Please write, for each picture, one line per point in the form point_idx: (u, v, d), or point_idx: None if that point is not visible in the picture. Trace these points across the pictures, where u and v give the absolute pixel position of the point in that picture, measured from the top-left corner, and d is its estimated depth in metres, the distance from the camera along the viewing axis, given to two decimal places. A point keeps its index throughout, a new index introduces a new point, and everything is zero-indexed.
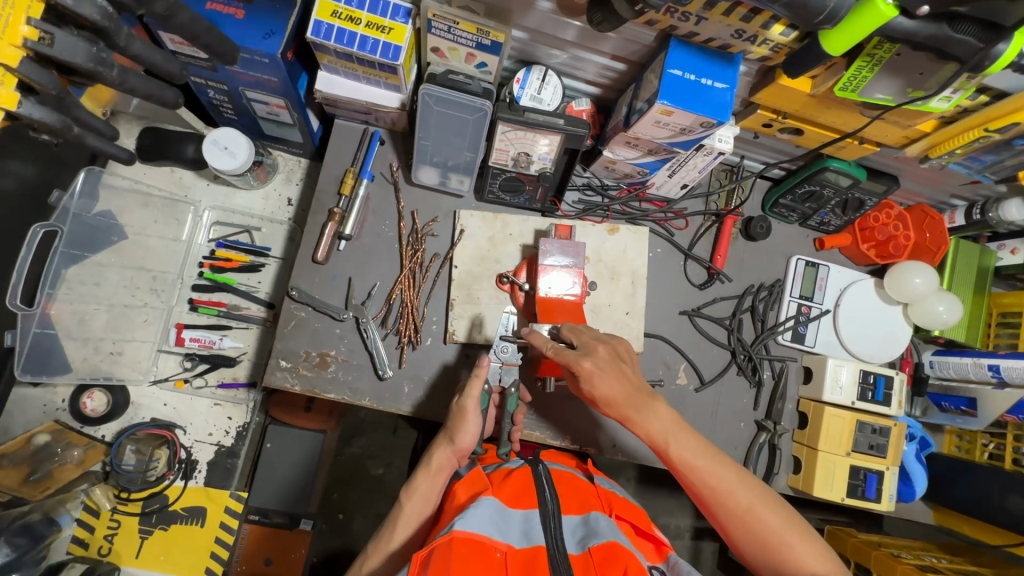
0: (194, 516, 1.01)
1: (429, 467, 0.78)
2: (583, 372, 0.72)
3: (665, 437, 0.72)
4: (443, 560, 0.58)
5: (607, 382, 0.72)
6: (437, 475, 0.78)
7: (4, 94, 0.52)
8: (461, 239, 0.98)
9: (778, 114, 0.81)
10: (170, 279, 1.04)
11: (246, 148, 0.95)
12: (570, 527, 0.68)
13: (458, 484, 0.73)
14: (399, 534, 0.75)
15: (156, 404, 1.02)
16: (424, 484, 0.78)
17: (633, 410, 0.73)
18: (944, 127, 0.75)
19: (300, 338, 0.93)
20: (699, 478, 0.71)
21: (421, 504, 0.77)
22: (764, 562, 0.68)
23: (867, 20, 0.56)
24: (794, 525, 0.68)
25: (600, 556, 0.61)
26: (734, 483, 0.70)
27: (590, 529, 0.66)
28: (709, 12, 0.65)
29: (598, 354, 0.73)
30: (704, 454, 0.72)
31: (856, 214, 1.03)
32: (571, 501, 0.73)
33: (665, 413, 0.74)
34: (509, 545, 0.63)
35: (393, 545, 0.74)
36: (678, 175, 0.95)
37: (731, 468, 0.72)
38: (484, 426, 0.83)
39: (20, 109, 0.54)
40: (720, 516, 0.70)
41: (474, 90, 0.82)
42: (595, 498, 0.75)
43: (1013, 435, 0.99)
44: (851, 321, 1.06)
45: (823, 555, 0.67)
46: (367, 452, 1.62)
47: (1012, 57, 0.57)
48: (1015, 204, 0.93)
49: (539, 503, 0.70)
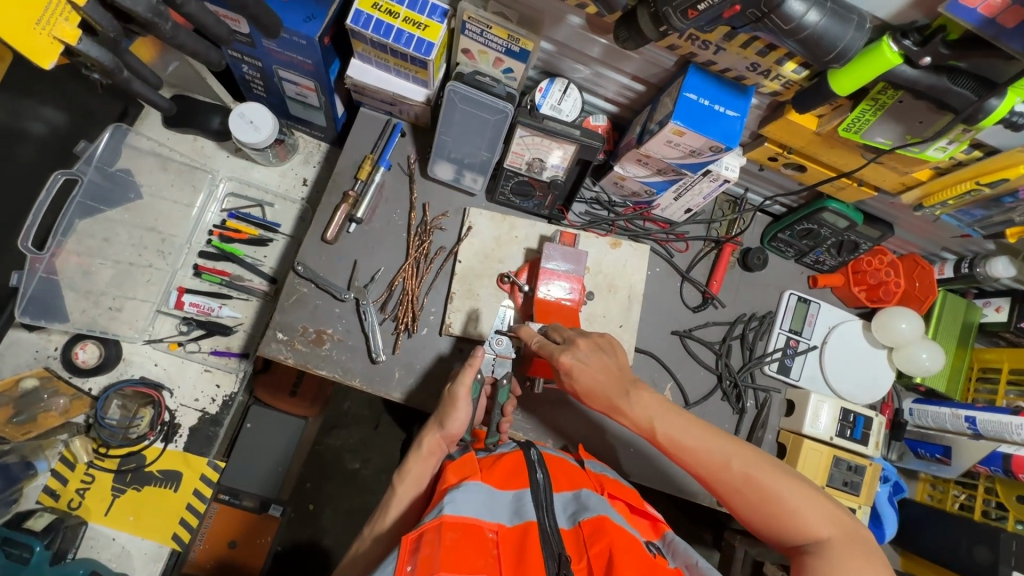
0: (168, 480, 1.00)
1: (420, 451, 0.80)
2: (563, 365, 0.77)
3: (650, 421, 0.74)
4: (432, 543, 0.60)
5: (591, 373, 0.76)
6: (427, 459, 0.80)
7: (68, 30, 0.58)
8: (468, 236, 1.00)
9: (784, 149, 0.85)
10: (178, 243, 1.06)
11: (270, 124, 0.98)
12: (561, 503, 0.71)
13: (448, 467, 0.74)
14: (393, 514, 0.77)
15: (147, 363, 1.02)
16: (415, 467, 0.79)
17: (619, 398, 0.75)
18: (938, 176, 0.79)
19: (300, 313, 0.94)
20: (692, 456, 0.73)
21: (412, 485, 0.79)
22: (769, 528, 0.69)
23: (874, 64, 0.60)
24: (793, 485, 0.69)
25: (589, 530, 0.64)
26: (728, 454, 0.71)
27: (581, 504, 0.68)
28: (727, 43, 0.69)
29: (579, 347, 0.77)
30: (694, 431, 0.73)
31: (851, 255, 1.07)
32: (562, 480, 0.75)
33: (650, 398, 0.75)
34: (499, 525, 0.66)
35: (387, 529, 0.76)
36: (683, 199, 0.99)
37: (722, 439, 0.73)
38: (474, 412, 0.84)
39: (79, 46, 0.60)
40: (719, 490, 0.72)
41: (498, 92, 0.85)
42: (586, 479, 0.77)
43: (984, 487, 1.01)
44: (837, 359, 1.08)
45: (827, 514, 0.67)
46: (347, 444, 1.62)
47: (1004, 113, 0.60)
48: (1001, 261, 0.97)
49: (531, 483, 0.71)
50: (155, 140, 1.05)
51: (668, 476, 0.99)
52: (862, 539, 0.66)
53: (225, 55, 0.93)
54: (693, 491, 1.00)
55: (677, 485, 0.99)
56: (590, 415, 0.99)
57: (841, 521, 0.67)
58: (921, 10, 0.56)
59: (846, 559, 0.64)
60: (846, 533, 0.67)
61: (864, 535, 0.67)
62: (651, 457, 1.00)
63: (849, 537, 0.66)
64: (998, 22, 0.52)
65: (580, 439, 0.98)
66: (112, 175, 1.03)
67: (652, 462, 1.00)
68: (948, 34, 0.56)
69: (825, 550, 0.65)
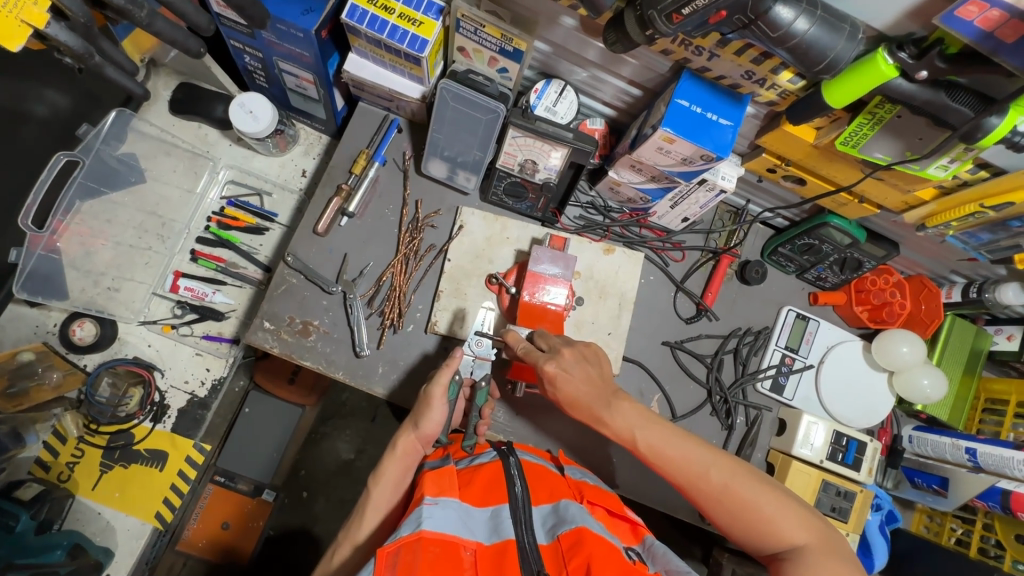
0: (155, 459, 1.03)
1: (395, 451, 0.79)
2: (546, 373, 0.74)
3: (631, 431, 0.72)
4: (409, 562, 0.59)
5: (575, 384, 0.74)
6: (403, 459, 0.79)
7: (36, 13, 0.63)
8: (459, 234, 0.99)
9: (783, 160, 0.82)
10: (177, 228, 1.08)
11: (269, 114, 0.99)
12: (540, 515, 0.69)
13: (426, 477, 0.70)
14: (370, 519, 0.76)
15: (141, 344, 1.04)
16: (391, 468, 0.78)
17: (601, 408, 0.73)
18: (943, 196, 0.75)
19: (288, 303, 0.95)
20: (672, 465, 0.71)
21: (389, 488, 0.77)
22: (748, 537, 0.68)
23: (868, 77, 0.57)
24: (772, 492, 0.68)
25: (568, 543, 0.63)
26: (708, 463, 0.70)
27: (560, 516, 0.67)
28: (721, 49, 0.67)
29: (563, 356, 0.75)
30: (674, 440, 0.71)
31: (854, 274, 1.03)
32: (541, 491, 0.73)
33: (631, 408, 0.73)
34: (478, 544, 0.64)
35: (363, 532, 0.75)
36: (680, 207, 0.96)
37: (700, 447, 0.71)
38: (450, 414, 0.82)
39: (47, 29, 0.65)
40: (699, 500, 0.70)
41: (491, 92, 0.85)
42: (566, 488, 0.76)
43: (982, 524, 0.96)
44: (833, 381, 1.04)
45: (804, 521, 0.67)
46: (342, 435, 1.63)
47: (1005, 133, 0.56)
48: (1012, 288, 0.92)
49: (509, 497, 0.70)
50: (160, 127, 1.08)
51: (649, 490, 0.99)
52: (839, 547, 0.65)
53: (227, 45, 0.95)
54: (675, 506, 0.99)
55: (657, 498, 0.99)
56: (572, 422, 0.99)
57: (818, 528, 0.67)
58: (918, 21, 0.53)
59: (824, 565, 0.63)
60: (823, 540, 0.66)
61: (841, 542, 0.66)
62: (632, 470, 1.00)
63: (827, 545, 0.65)
64: (997, 36, 0.49)
65: (562, 447, 0.98)
66: (117, 159, 1.06)
67: (634, 475, 0.99)
68: (946, 47, 0.53)
69: (802, 557, 0.64)
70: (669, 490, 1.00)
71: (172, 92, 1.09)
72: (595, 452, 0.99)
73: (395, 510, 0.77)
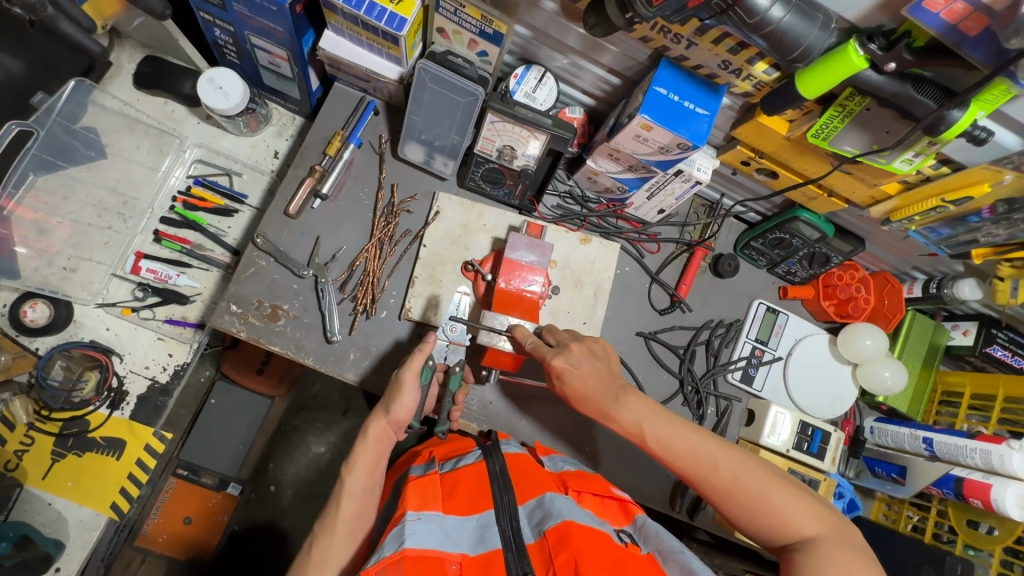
0: (111, 448, 0.99)
1: (367, 438, 0.77)
2: (555, 369, 0.75)
3: (639, 425, 0.73)
4: None
5: (583, 378, 0.74)
6: (374, 445, 0.77)
7: None
8: (435, 220, 0.98)
9: (756, 153, 0.84)
10: (140, 207, 1.04)
11: (241, 91, 0.96)
12: (526, 513, 0.68)
13: (409, 488, 0.69)
14: (344, 509, 0.73)
15: (99, 327, 1.00)
16: (363, 456, 0.76)
17: (609, 403, 0.74)
18: (906, 191, 0.78)
19: (256, 286, 0.92)
20: (680, 459, 0.71)
21: (362, 478, 0.75)
22: (758, 528, 0.69)
23: (839, 68, 0.59)
24: (780, 485, 0.69)
25: (554, 540, 0.62)
26: (716, 456, 0.71)
27: (546, 511, 0.66)
28: (699, 38, 0.68)
29: (572, 351, 0.75)
30: (682, 433, 0.72)
31: (823, 269, 1.05)
32: (525, 487, 0.72)
33: (638, 402, 0.74)
34: (463, 554, 0.64)
35: (339, 525, 0.73)
36: (656, 199, 0.97)
37: (709, 440, 0.72)
38: (421, 401, 0.81)
39: None
40: (708, 492, 0.71)
41: (470, 75, 0.83)
42: (550, 480, 0.75)
43: (936, 510, 1.01)
44: (801, 372, 1.07)
45: (813, 511, 0.67)
46: (312, 428, 1.59)
47: (965, 127, 0.59)
48: (969, 284, 0.95)
49: (494, 502, 0.69)
50: (123, 100, 1.03)
51: (621, 479, 1.00)
52: (850, 538, 0.66)
53: (197, 16, 0.92)
54: (646, 494, 1.01)
55: (630, 486, 1.01)
56: (545, 412, 0.99)
57: (827, 518, 0.67)
58: (888, 13, 0.55)
59: (835, 555, 0.63)
60: (834, 531, 0.66)
61: (851, 533, 0.67)
62: (605, 459, 1.00)
63: (838, 535, 0.66)
64: (961, 29, 0.50)
65: (536, 435, 0.98)
66: (75, 132, 0.99)
67: (607, 466, 1.00)
68: (913, 40, 0.55)
69: (812, 548, 0.65)
70: (640, 478, 1.01)
71: (137, 66, 1.05)
72: (568, 441, 0.99)
73: (366, 498, 0.75)
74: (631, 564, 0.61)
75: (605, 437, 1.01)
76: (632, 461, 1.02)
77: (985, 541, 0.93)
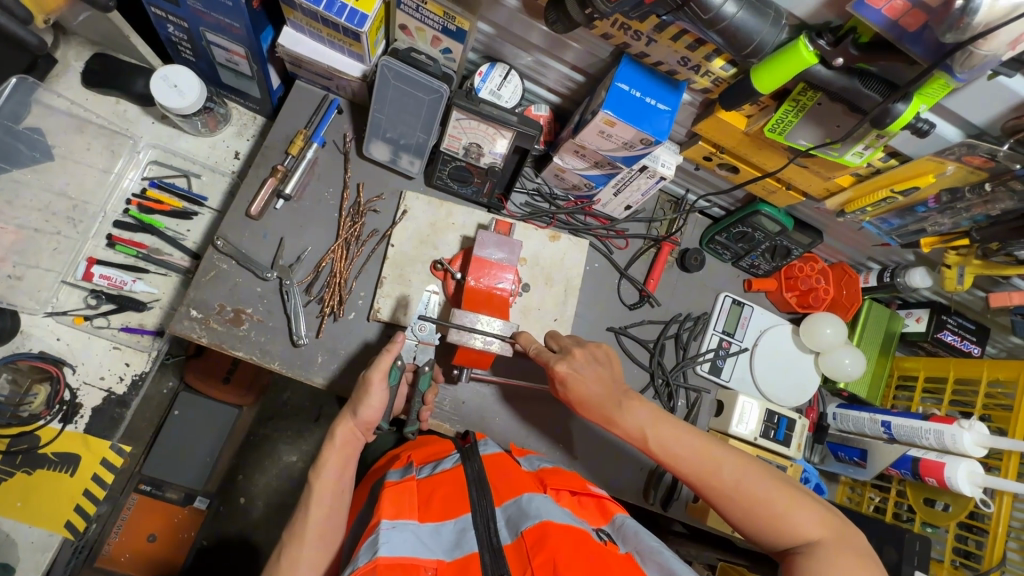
0: (65, 463, 0.95)
1: (334, 441, 0.76)
2: (559, 374, 0.80)
3: (642, 430, 0.77)
4: None
5: (587, 384, 0.80)
6: (341, 449, 0.76)
7: None
8: (402, 220, 0.97)
9: (717, 148, 0.86)
10: (91, 211, 1.00)
11: (197, 90, 0.93)
12: (502, 514, 0.68)
13: (385, 494, 0.68)
14: (315, 515, 0.71)
15: (48, 337, 0.96)
16: (331, 459, 0.75)
17: (613, 408, 0.78)
18: (859, 182, 0.80)
19: (217, 290, 0.90)
20: (683, 463, 0.75)
21: (333, 484, 0.74)
22: (760, 532, 0.71)
23: (791, 63, 0.60)
24: (784, 490, 0.72)
25: (531, 540, 0.61)
26: (720, 461, 0.74)
27: (522, 512, 0.66)
28: (658, 35, 0.69)
29: (575, 356, 0.81)
30: (686, 439, 0.76)
31: (784, 261, 1.09)
32: (502, 489, 0.72)
33: (641, 408, 0.78)
34: (438, 561, 0.63)
35: (309, 533, 0.70)
36: (623, 194, 0.98)
37: (714, 445, 0.76)
38: (390, 403, 0.81)
39: None
40: (711, 496, 0.74)
41: (433, 71, 0.82)
42: (527, 479, 0.75)
43: (896, 490, 1.05)
44: (766, 362, 1.10)
45: (814, 515, 0.70)
46: (284, 436, 1.54)
47: (910, 119, 0.61)
48: (919, 272, 1.00)
49: (471, 505, 0.68)
50: (70, 100, 0.99)
51: (592, 475, 1.00)
52: (851, 540, 0.69)
53: (148, 12, 0.89)
54: (621, 488, 1.02)
55: (605, 480, 1.01)
56: (518, 411, 0.99)
57: (828, 522, 0.70)
58: (834, 10, 0.57)
59: (836, 558, 0.66)
60: (835, 534, 0.69)
61: (851, 536, 0.70)
62: (581, 455, 1.01)
63: (840, 539, 0.68)
64: (901, 24, 0.53)
65: (510, 433, 0.98)
66: (17, 133, 0.94)
67: (578, 463, 1.01)
68: (859, 35, 0.57)
69: (814, 550, 0.67)
70: (616, 471, 1.02)
71: (85, 64, 1.01)
72: (544, 440, 1.00)
73: (337, 502, 0.74)
74: (608, 561, 0.61)
75: (580, 431, 1.02)
76: (608, 455, 1.02)
77: (943, 518, 0.96)
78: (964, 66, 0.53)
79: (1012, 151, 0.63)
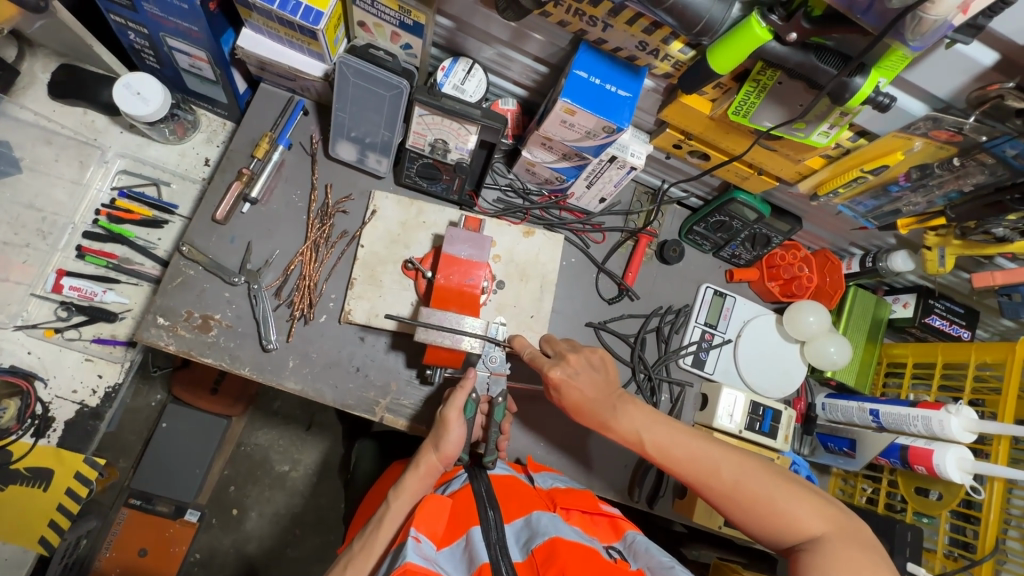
0: (38, 479, 0.93)
1: (417, 470, 0.78)
2: (554, 380, 0.79)
3: (638, 433, 0.76)
4: None
5: (581, 390, 0.78)
6: (424, 477, 0.79)
7: None
8: (372, 219, 0.96)
9: (686, 135, 0.84)
10: (61, 223, 0.99)
11: (160, 96, 0.92)
12: (513, 531, 0.73)
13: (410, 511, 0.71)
14: (386, 527, 0.75)
15: (19, 351, 0.94)
16: (411, 484, 0.78)
17: (608, 413, 0.77)
18: (830, 164, 0.78)
19: (185, 297, 0.89)
20: (680, 464, 0.74)
21: (406, 503, 0.77)
22: (763, 530, 0.69)
23: (746, 41, 0.59)
24: (784, 486, 0.70)
25: (541, 556, 0.66)
26: (718, 460, 0.72)
27: (532, 530, 0.70)
28: (613, 19, 0.68)
29: (570, 362, 0.79)
30: (683, 440, 0.75)
31: (765, 250, 1.07)
32: (512, 507, 0.76)
33: (636, 410, 0.78)
34: None
35: (378, 543, 0.74)
36: (596, 187, 0.96)
37: (711, 442, 0.74)
38: (470, 431, 0.82)
39: None
40: (712, 497, 0.72)
41: (393, 67, 0.81)
42: (538, 498, 0.79)
43: (887, 480, 1.02)
44: (750, 352, 1.08)
45: (816, 511, 0.68)
46: (275, 446, 1.50)
47: (869, 93, 0.60)
48: (900, 256, 0.98)
49: (481, 519, 0.71)
50: (37, 112, 0.98)
51: (573, 473, 0.98)
52: (856, 534, 0.66)
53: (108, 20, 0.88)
54: (606, 485, 1.00)
55: (592, 478, 0.99)
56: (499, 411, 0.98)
57: (832, 518, 0.67)
58: None
59: (840, 553, 0.63)
60: (840, 529, 0.66)
61: (858, 531, 0.66)
62: (563, 452, 0.99)
63: (843, 533, 0.66)
64: None
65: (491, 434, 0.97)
66: None
67: (560, 461, 0.99)
68: (811, 9, 0.56)
69: (818, 547, 0.65)
70: (602, 468, 1.00)
71: (51, 75, 1.00)
72: (524, 439, 0.98)
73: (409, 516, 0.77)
74: None
75: (563, 428, 1.00)
76: (593, 452, 1.00)
77: (936, 508, 0.93)
78: (915, 33, 0.51)
79: (979, 123, 0.62)
